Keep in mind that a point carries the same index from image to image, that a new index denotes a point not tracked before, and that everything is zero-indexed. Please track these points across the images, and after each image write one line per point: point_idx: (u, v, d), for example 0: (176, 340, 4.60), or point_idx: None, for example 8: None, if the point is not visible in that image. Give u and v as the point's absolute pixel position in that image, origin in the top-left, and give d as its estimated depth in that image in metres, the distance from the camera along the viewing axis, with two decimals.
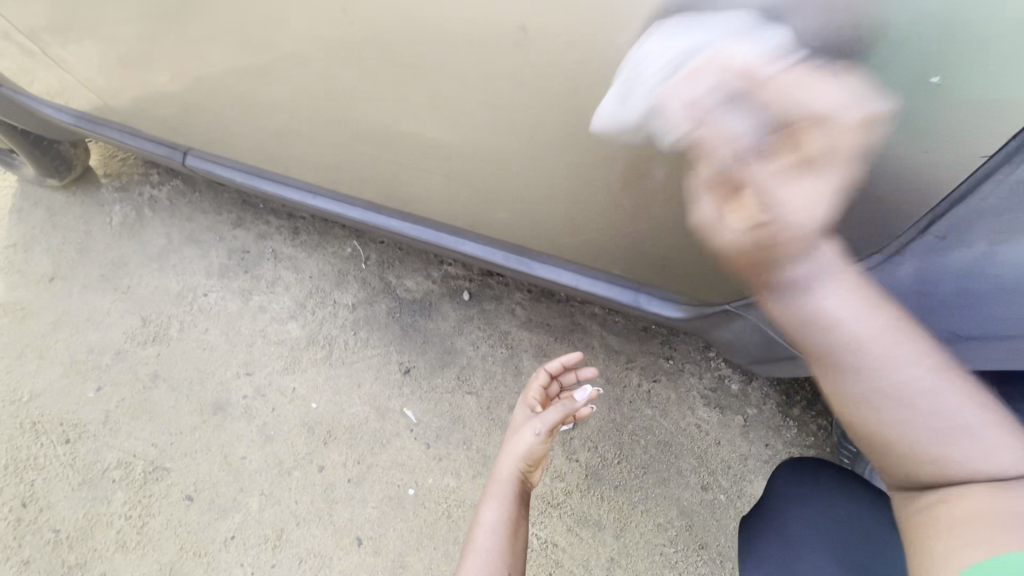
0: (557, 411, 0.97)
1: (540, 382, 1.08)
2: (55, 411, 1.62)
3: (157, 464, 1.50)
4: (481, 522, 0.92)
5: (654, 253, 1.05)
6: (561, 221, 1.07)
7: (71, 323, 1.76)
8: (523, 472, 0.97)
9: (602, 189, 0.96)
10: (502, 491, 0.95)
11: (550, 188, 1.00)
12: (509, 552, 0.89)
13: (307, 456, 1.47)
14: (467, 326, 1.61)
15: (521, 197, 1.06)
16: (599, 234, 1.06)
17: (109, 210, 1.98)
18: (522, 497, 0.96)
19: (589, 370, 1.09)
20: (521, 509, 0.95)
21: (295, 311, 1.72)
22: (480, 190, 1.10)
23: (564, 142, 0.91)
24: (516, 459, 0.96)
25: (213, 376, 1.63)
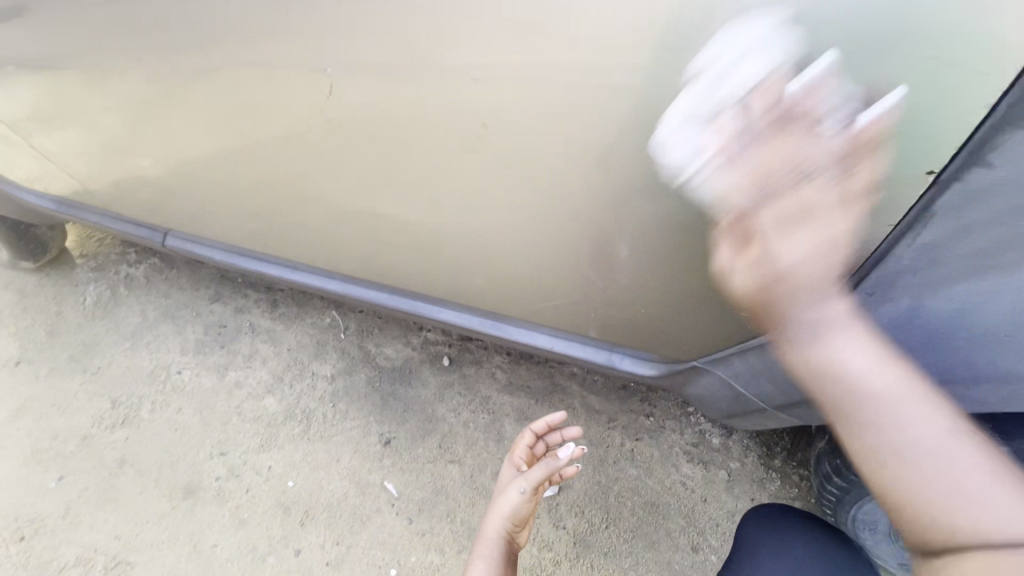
0: (542, 469, 0.94)
1: (526, 442, 1.07)
2: (10, 505, 1.52)
3: (119, 558, 1.41)
4: None
5: (623, 313, 1.10)
6: (533, 287, 1.12)
7: (36, 409, 1.70)
8: (510, 533, 0.94)
9: (570, 256, 1.01)
10: (490, 552, 0.92)
11: (520, 258, 1.06)
12: None
13: (283, 539, 1.40)
14: (448, 392, 1.61)
15: (494, 266, 1.11)
16: (570, 298, 1.11)
17: (83, 290, 1.97)
18: (509, 559, 0.94)
19: (575, 430, 1.05)
20: (509, 570, 0.93)
21: (273, 385, 1.69)
22: (454, 261, 1.15)
23: (529, 216, 0.97)
24: (502, 519, 0.94)
25: (184, 458, 1.57)
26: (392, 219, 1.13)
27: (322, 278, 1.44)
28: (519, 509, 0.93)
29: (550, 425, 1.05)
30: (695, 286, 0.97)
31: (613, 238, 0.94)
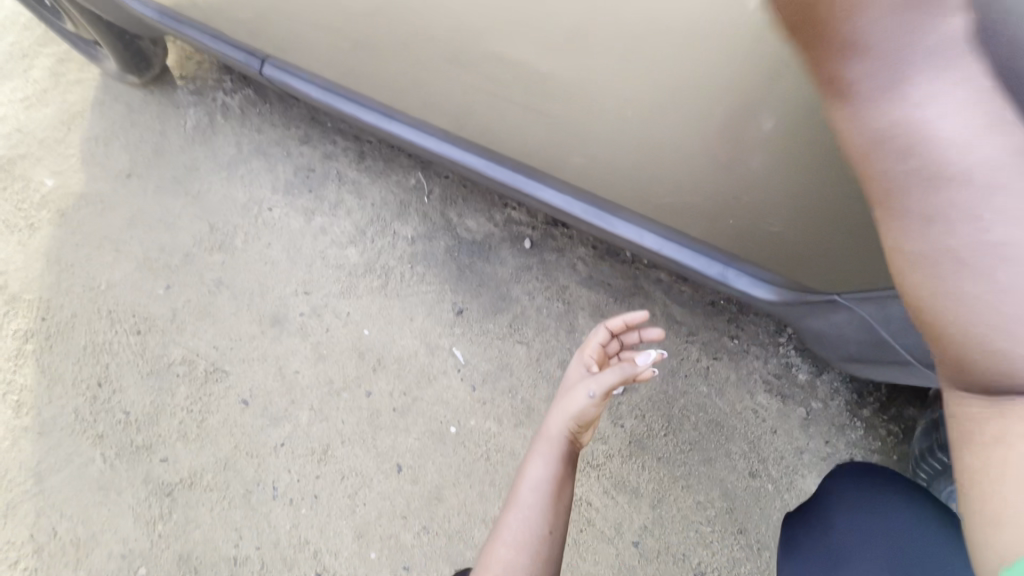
0: (614, 374, 0.89)
1: (599, 339, 1.00)
2: (128, 302, 1.71)
3: (217, 365, 1.58)
4: (526, 476, 0.88)
5: (747, 226, 0.95)
6: (653, 179, 0.98)
7: (146, 222, 1.83)
8: (573, 432, 0.91)
9: (706, 147, 0.85)
10: (551, 449, 0.90)
11: (649, 142, 0.90)
12: (553, 509, 0.85)
13: (356, 379, 1.50)
14: (525, 275, 1.57)
15: (614, 148, 0.97)
16: (687, 199, 0.97)
17: (183, 113, 1.99)
18: (569, 459, 0.91)
19: (657, 334, 0.97)
20: (568, 469, 0.90)
21: (355, 237, 1.71)
22: (569, 133, 1.01)
23: (677, 91, 0.79)
24: (566, 418, 0.90)
25: (273, 290, 1.67)
26: (516, 73, 0.97)
27: (418, 133, 1.34)
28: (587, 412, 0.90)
29: (627, 324, 0.98)
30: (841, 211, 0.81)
31: (766, 125, 0.76)
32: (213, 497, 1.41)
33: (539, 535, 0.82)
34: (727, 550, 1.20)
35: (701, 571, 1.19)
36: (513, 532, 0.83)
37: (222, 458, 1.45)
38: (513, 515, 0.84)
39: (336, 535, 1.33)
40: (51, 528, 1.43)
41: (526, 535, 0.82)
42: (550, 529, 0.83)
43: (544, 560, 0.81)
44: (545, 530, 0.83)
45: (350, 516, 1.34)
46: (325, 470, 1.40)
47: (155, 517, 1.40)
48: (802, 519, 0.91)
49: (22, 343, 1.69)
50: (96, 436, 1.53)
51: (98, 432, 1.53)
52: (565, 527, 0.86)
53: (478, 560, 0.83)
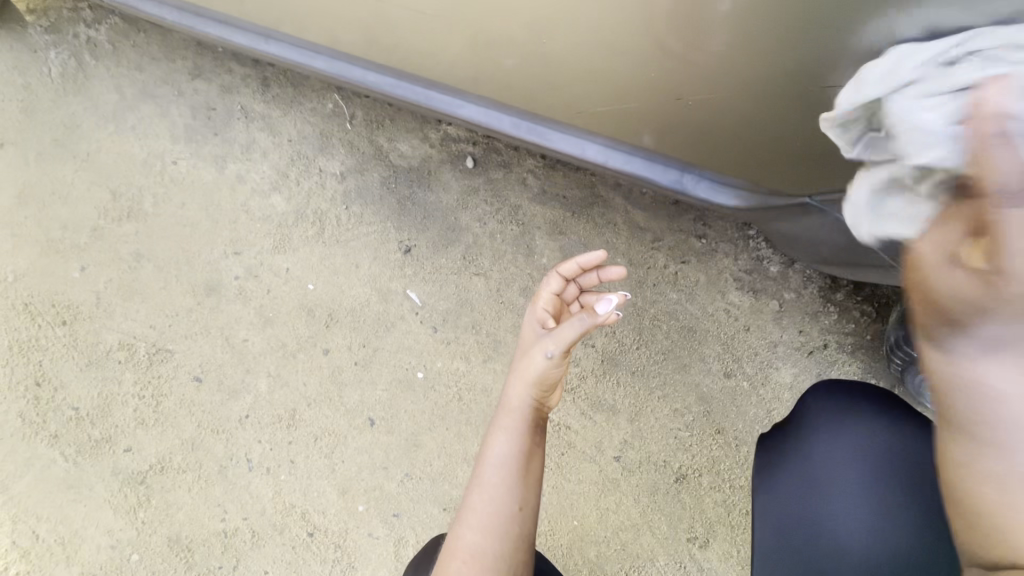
0: (572, 328, 0.86)
1: (553, 289, 0.97)
2: (44, 291, 1.53)
3: (159, 345, 1.46)
4: (489, 455, 0.86)
5: (711, 121, 0.83)
6: (579, 87, 0.86)
7: (36, 198, 1.58)
8: (536, 399, 0.89)
9: (636, 48, 0.75)
10: (513, 422, 0.88)
11: (606, 42, 0.76)
12: (519, 485, 0.84)
13: (311, 338, 1.40)
14: (472, 199, 1.42)
15: (540, 48, 0.81)
16: (637, 91, 0.82)
17: (43, 58, 1.65)
18: (534, 426, 0.89)
19: (618, 272, 0.95)
20: (534, 438, 0.88)
21: (278, 182, 1.52)
22: (482, 39, 0.85)
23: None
24: (527, 385, 0.88)
25: (200, 256, 1.50)
26: None
27: (306, 53, 1.11)
28: (551, 371, 0.87)
29: (582, 267, 0.94)
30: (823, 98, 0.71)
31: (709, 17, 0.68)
32: (188, 477, 1.37)
33: (507, 514, 0.82)
34: (706, 451, 1.21)
35: (683, 474, 1.20)
36: (478, 515, 0.82)
37: (189, 439, 1.39)
38: (477, 499, 0.83)
39: (320, 494, 1.32)
40: (32, 532, 1.39)
41: (494, 518, 0.81)
42: (520, 506, 0.83)
43: (514, 536, 0.82)
44: (513, 508, 0.83)
45: (330, 475, 1.32)
46: (296, 434, 1.35)
47: (134, 505, 1.37)
48: (774, 451, 0.90)
49: None
50: (51, 438, 1.44)
51: (51, 432, 1.44)
52: (536, 499, 0.86)
53: (446, 539, 0.83)
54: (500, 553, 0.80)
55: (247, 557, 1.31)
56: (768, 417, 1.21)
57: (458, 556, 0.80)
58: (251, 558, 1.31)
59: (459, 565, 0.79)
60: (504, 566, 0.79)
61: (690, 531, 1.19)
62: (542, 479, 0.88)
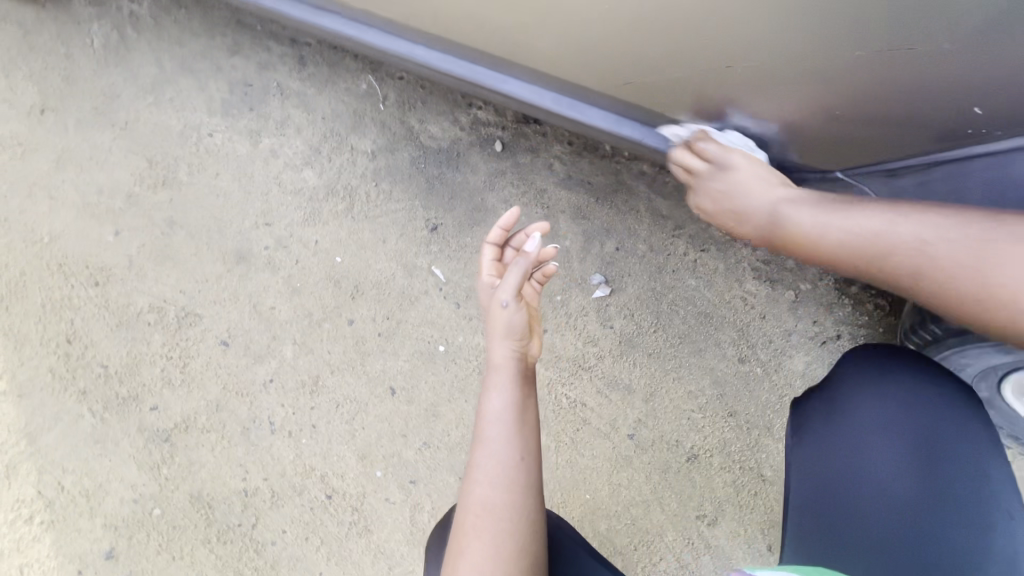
0: (517, 274, 0.92)
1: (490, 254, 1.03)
2: (78, 253, 1.58)
3: (188, 309, 1.50)
4: (484, 416, 0.89)
5: (742, 100, 0.88)
6: (623, 63, 0.90)
7: (75, 163, 1.63)
8: (517, 352, 0.92)
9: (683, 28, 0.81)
10: (501, 379, 0.91)
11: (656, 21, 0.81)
12: (518, 434, 0.88)
13: (336, 309, 1.44)
14: (499, 181, 1.46)
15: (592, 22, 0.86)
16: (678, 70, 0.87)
17: (87, 29, 1.70)
18: (523, 377, 0.92)
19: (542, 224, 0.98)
20: (526, 388, 0.91)
21: (310, 157, 1.56)
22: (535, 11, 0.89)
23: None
24: (504, 343, 0.92)
25: (231, 225, 1.55)
26: None
27: (354, 24, 1.14)
28: (512, 318, 0.91)
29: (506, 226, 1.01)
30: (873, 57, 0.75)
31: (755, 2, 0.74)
32: (211, 438, 1.41)
33: (511, 464, 0.85)
34: (718, 432, 1.25)
35: (695, 454, 1.24)
36: (484, 473, 0.85)
37: (213, 401, 1.43)
38: (481, 458, 0.87)
39: (339, 459, 1.36)
40: (57, 483, 1.43)
41: (499, 471, 0.85)
42: (521, 455, 0.86)
43: (521, 484, 0.85)
44: (516, 457, 0.86)
45: (350, 441, 1.36)
46: (318, 400, 1.39)
47: (158, 462, 1.41)
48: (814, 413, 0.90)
49: None
50: (80, 393, 1.48)
51: (80, 388, 1.49)
52: (536, 447, 0.89)
53: (459, 498, 0.87)
54: (509, 502, 0.84)
55: (266, 516, 1.35)
56: (780, 402, 1.25)
57: (472, 510, 0.84)
58: (270, 518, 1.35)
59: (475, 519, 0.83)
60: (516, 513, 0.84)
61: (698, 509, 1.22)
62: (539, 426, 0.91)
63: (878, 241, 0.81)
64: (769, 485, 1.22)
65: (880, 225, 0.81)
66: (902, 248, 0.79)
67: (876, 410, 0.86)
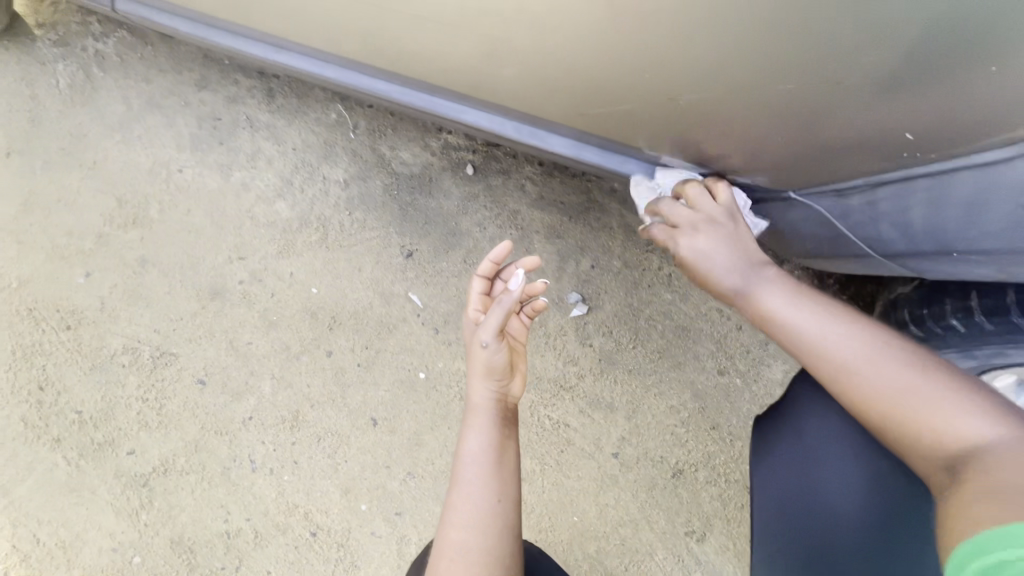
0: (496, 312, 0.91)
1: (477, 291, 1.04)
2: (48, 297, 1.55)
3: (163, 349, 1.48)
4: (463, 454, 0.89)
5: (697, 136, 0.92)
6: (579, 102, 0.93)
7: (42, 205, 1.61)
8: (497, 393, 0.93)
9: (636, 83, 0.84)
10: (481, 419, 0.92)
11: (608, 77, 0.85)
12: (495, 476, 0.87)
13: (314, 340, 1.43)
14: (472, 205, 1.46)
15: (544, 72, 0.89)
16: (633, 111, 0.91)
17: (51, 69, 1.68)
18: (502, 420, 0.93)
19: (532, 258, 0.99)
20: (505, 431, 0.93)
21: (282, 189, 1.56)
22: (489, 55, 0.90)
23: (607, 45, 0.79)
24: (483, 383, 0.93)
25: (204, 261, 1.53)
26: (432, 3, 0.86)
27: (316, 63, 1.15)
28: (495, 357, 0.92)
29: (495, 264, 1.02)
30: (814, 85, 0.74)
31: (703, 64, 0.76)
32: (191, 480, 1.38)
33: (489, 505, 0.85)
34: (702, 446, 1.24)
35: (680, 469, 1.23)
36: (461, 514, 0.84)
37: (192, 441, 1.40)
38: (457, 498, 0.86)
39: (323, 495, 1.33)
40: (32, 536, 1.39)
41: (475, 513, 0.84)
42: (501, 497, 0.86)
43: (500, 527, 0.84)
44: (494, 501, 0.86)
45: (333, 475, 1.34)
46: (299, 435, 1.37)
47: (136, 508, 1.38)
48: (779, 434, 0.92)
49: None
50: (53, 441, 1.45)
51: (54, 436, 1.45)
52: (516, 489, 0.89)
53: (435, 542, 0.85)
54: (485, 545, 0.82)
55: (250, 558, 1.32)
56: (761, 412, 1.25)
57: (447, 555, 0.82)
58: (253, 559, 1.32)
59: (448, 563, 0.81)
60: (492, 558, 0.81)
61: (687, 525, 1.21)
62: (519, 468, 0.92)
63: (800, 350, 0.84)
64: None
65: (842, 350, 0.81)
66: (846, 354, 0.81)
67: (823, 419, 0.90)
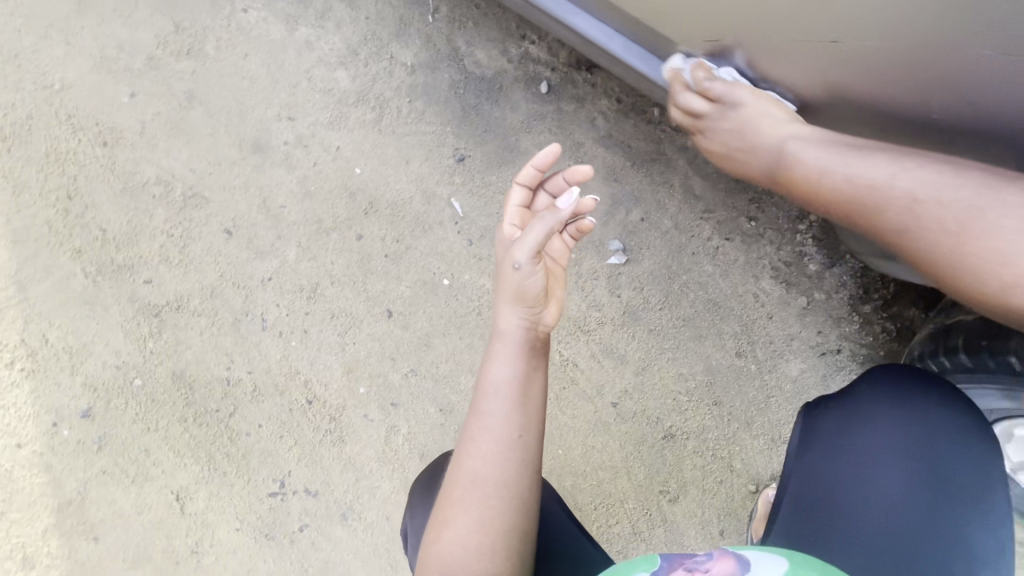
0: (538, 230, 0.90)
1: (517, 205, 1.01)
2: (89, 108, 1.51)
3: (195, 190, 1.46)
4: (488, 380, 0.90)
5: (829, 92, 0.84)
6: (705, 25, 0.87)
7: (97, 10, 1.53)
8: (526, 320, 0.92)
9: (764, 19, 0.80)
10: (509, 345, 0.92)
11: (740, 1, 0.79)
12: (520, 406, 0.88)
13: (347, 220, 1.41)
14: (538, 124, 1.40)
15: None
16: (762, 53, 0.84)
17: None
18: (531, 348, 0.93)
19: (583, 170, 0.94)
20: (533, 361, 0.92)
21: (346, 58, 1.48)
22: None
23: None
24: (515, 309, 0.92)
25: (253, 112, 1.48)
26: None
27: None
28: (528, 281, 0.90)
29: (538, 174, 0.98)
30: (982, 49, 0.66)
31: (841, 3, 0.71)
32: (202, 322, 1.40)
33: (508, 439, 0.86)
34: (699, 418, 1.26)
35: (671, 433, 1.26)
36: (480, 442, 0.87)
37: (209, 286, 1.41)
38: (477, 427, 0.88)
39: (326, 368, 1.36)
40: (42, 335, 1.43)
41: (494, 443, 0.86)
42: (519, 430, 0.87)
43: (518, 461, 0.86)
44: (513, 434, 0.87)
45: (339, 353, 1.36)
46: (313, 307, 1.38)
47: (144, 335, 1.41)
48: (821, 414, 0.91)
49: None
50: (74, 251, 1.46)
51: (75, 247, 1.46)
52: (537, 425, 0.89)
53: (450, 464, 0.89)
54: (502, 478, 0.85)
55: (243, 408, 1.36)
56: (765, 402, 1.26)
57: (463, 480, 0.85)
58: (248, 411, 1.35)
59: (463, 487, 0.85)
60: (507, 490, 0.85)
61: (663, 484, 1.25)
62: (545, 399, 0.92)
63: (904, 216, 0.78)
64: (735, 477, 1.25)
65: (905, 191, 0.78)
66: (924, 201, 0.76)
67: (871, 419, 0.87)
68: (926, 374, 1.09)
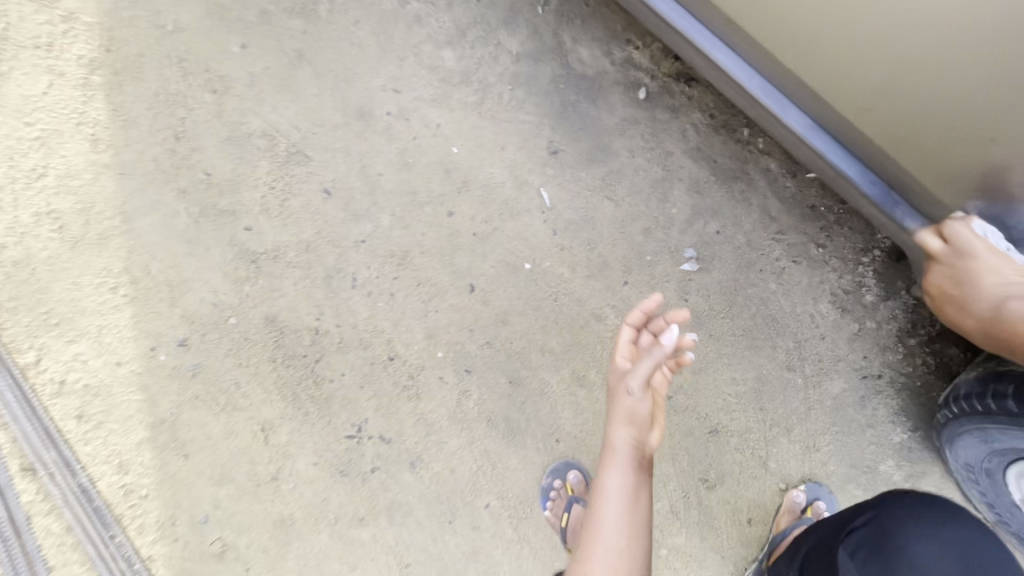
0: (648, 364, 1.04)
1: (626, 337, 1.11)
2: (201, 54, 1.58)
3: (298, 147, 1.54)
4: (602, 494, 1.02)
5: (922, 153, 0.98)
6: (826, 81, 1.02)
7: None
8: (633, 440, 1.03)
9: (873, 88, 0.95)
10: (620, 460, 1.03)
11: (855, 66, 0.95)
12: (633, 520, 1.00)
13: (441, 196, 1.50)
14: (631, 129, 1.48)
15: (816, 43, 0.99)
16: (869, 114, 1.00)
17: None
18: (639, 467, 1.03)
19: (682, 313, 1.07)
20: (640, 476, 1.03)
21: (454, 38, 1.54)
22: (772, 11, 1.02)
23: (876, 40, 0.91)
24: (625, 429, 1.04)
25: (360, 79, 1.55)
26: None
27: None
28: (638, 406, 1.04)
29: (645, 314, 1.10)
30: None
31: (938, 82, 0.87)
32: (296, 273, 1.51)
33: (618, 549, 0.97)
34: (744, 418, 1.40)
35: (717, 429, 1.40)
36: (595, 550, 0.98)
37: (305, 241, 1.52)
38: (594, 540, 0.99)
39: (408, 331, 1.48)
40: (144, 266, 1.54)
41: (612, 552, 0.97)
42: (631, 542, 0.98)
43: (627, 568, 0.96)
44: (622, 543, 0.98)
45: (422, 319, 1.48)
46: (402, 273, 1.49)
47: (241, 278, 1.52)
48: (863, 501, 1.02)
49: (87, 74, 1.58)
50: (179, 191, 1.55)
51: (180, 187, 1.55)
52: (643, 534, 1.00)
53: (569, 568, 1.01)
54: None
55: (329, 357, 1.48)
56: (806, 413, 1.39)
57: None
58: (333, 360, 1.48)
59: None
60: None
61: (703, 473, 1.40)
62: (649, 513, 1.03)
63: None
64: (768, 474, 1.39)
65: None
66: None
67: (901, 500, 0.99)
68: (962, 409, 1.21)
